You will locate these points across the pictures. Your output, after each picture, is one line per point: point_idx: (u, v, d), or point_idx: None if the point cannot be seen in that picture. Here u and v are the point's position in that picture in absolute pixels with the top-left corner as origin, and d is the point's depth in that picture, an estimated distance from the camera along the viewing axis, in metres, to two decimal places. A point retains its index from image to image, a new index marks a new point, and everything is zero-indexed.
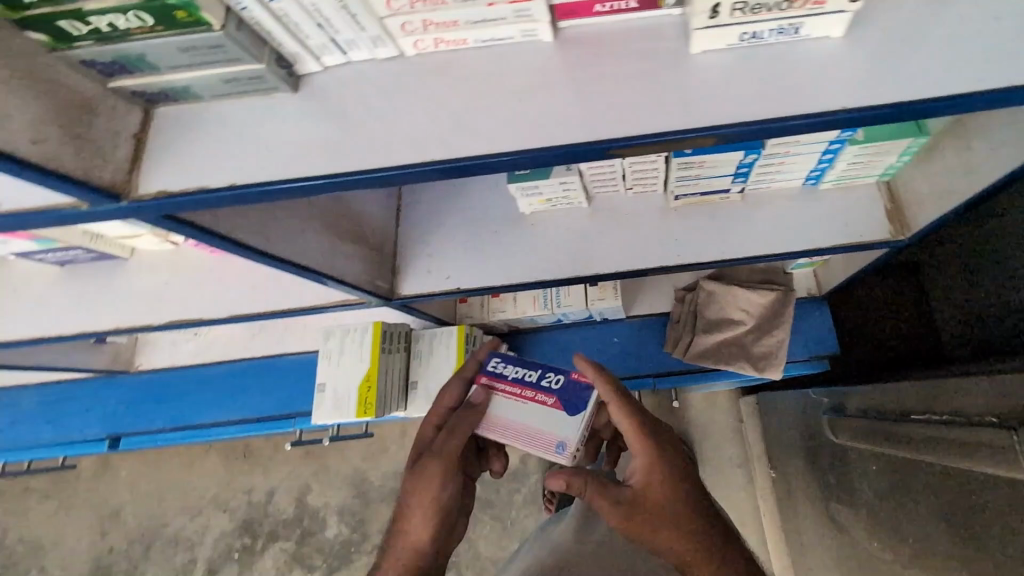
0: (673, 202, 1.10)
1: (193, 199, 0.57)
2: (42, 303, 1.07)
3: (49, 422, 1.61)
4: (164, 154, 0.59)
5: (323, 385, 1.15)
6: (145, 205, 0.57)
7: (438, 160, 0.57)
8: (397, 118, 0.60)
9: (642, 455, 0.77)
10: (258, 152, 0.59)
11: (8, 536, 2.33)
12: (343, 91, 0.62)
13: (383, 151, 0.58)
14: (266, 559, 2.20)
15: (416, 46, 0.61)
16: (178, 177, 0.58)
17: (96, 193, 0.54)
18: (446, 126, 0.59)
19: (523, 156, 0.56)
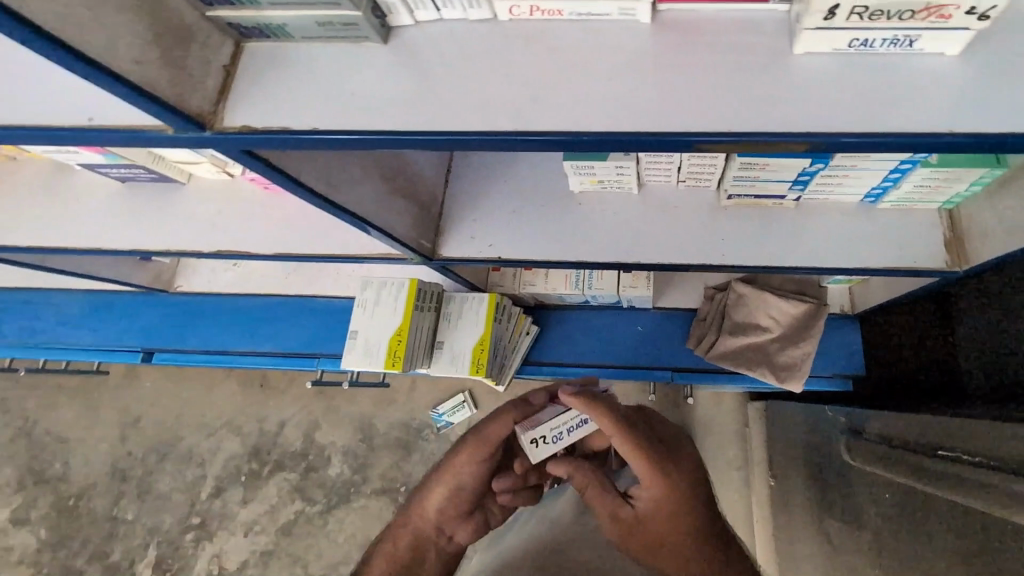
0: (725, 201, 1.08)
1: (273, 138, 0.58)
2: (101, 216, 1.13)
3: (90, 326, 1.69)
4: (252, 90, 0.60)
5: (356, 333, 1.18)
6: (227, 137, 0.58)
7: (516, 130, 0.57)
8: (485, 82, 0.59)
9: (650, 480, 0.77)
10: (341, 100, 0.60)
11: (38, 427, 2.48)
12: (431, 48, 0.62)
13: (462, 113, 0.58)
14: (271, 485, 2.31)
15: (512, 12, 0.61)
16: (263, 115, 0.59)
17: (184, 119, 0.55)
18: (527, 96, 0.58)
19: (608, 139, 0.56)
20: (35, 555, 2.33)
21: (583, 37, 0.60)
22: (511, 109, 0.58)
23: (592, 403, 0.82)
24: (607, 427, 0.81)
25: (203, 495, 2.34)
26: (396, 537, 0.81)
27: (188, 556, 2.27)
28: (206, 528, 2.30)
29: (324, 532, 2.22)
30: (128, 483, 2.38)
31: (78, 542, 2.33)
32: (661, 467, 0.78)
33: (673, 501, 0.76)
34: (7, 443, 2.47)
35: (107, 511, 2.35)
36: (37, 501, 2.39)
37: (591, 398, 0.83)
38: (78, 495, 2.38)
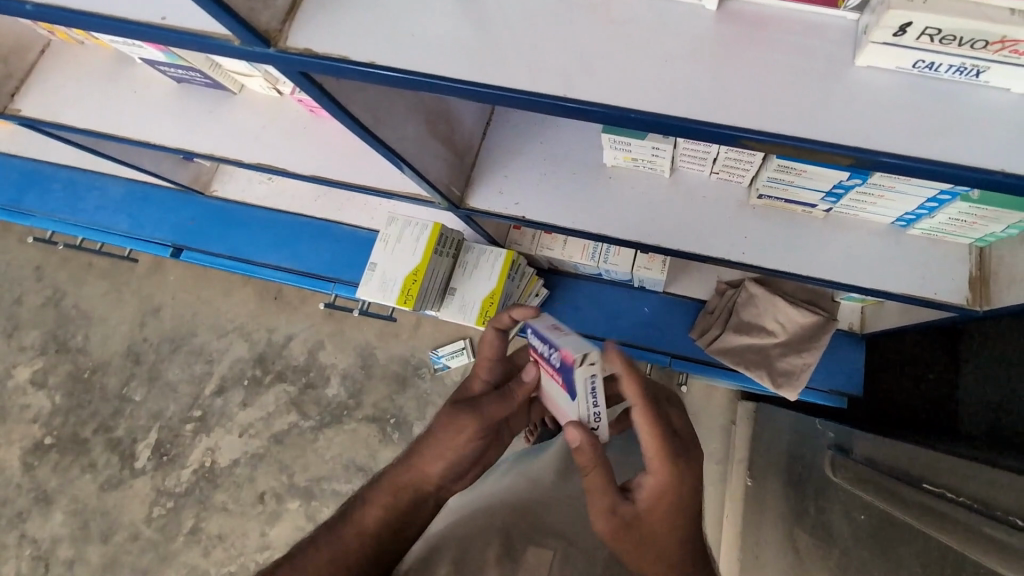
0: (755, 200, 1.08)
1: (332, 64, 0.60)
2: (152, 110, 1.17)
3: (127, 214, 1.76)
4: (319, 16, 0.62)
5: (374, 265, 1.23)
6: (289, 58, 0.60)
7: (566, 97, 0.59)
8: (546, 45, 0.61)
9: (661, 472, 0.74)
10: (402, 39, 0.61)
11: (65, 299, 2.61)
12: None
13: (516, 71, 0.60)
14: (271, 394, 2.43)
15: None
16: (327, 40, 0.61)
17: (252, 35, 0.58)
18: (580, 63, 0.60)
19: (656, 121, 0.57)
20: (48, 417, 2.50)
21: (650, 14, 0.61)
22: (567, 75, 0.59)
23: (629, 372, 0.75)
24: (633, 403, 0.75)
25: (207, 391, 2.47)
26: (390, 481, 0.79)
27: (185, 444, 2.43)
28: (206, 422, 2.44)
29: (313, 447, 2.35)
30: (140, 368, 2.52)
31: (88, 412, 2.50)
32: (674, 463, 0.74)
33: (675, 500, 0.74)
34: (35, 309, 2.61)
35: (118, 389, 2.51)
36: (56, 368, 2.55)
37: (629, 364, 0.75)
38: (94, 369, 2.54)
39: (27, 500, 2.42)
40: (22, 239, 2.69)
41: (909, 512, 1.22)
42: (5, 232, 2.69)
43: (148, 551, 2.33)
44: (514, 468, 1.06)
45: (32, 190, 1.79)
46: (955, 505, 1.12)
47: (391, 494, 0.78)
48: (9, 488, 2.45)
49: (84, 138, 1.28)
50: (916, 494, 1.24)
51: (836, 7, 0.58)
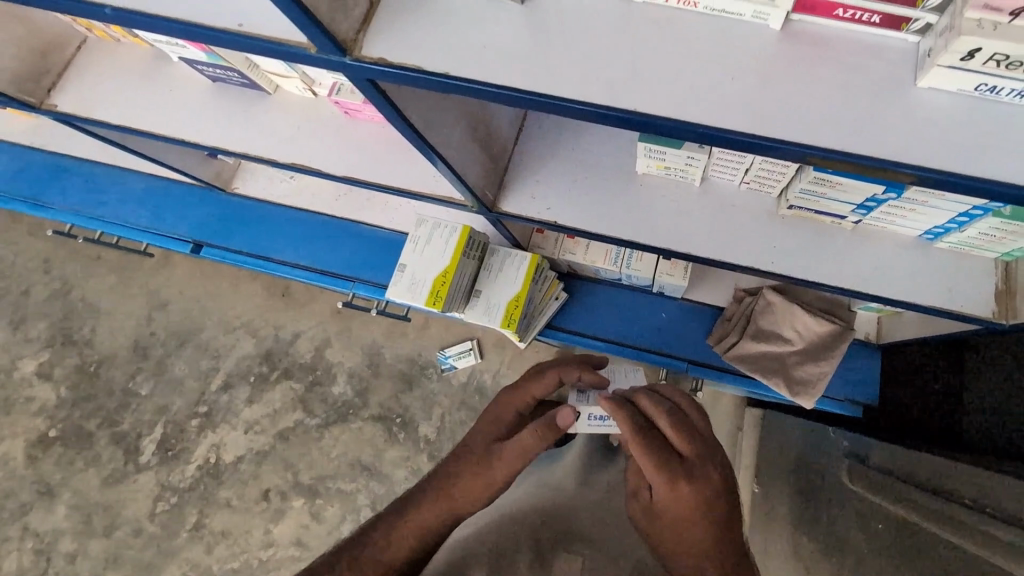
0: (785, 210, 1.09)
1: (405, 74, 0.62)
2: (183, 108, 1.18)
3: (148, 209, 1.77)
4: (393, 26, 0.63)
5: (404, 266, 1.23)
6: (363, 66, 0.62)
7: (629, 111, 0.60)
8: (612, 57, 0.62)
9: (662, 489, 0.69)
10: (470, 49, 0.62)
11: (74, 292, 2.61)
12: (563, 11, 0.63)
13: (582, 84, 0.61)
14: (277, 391, 2.44)
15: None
16: (401, 49, 0.62)
17: (332, 43, 0.59)
18: (643, 77, 0.61)
19: (724, 136, 0.58)
20: (53, 409, 2.50)
21: (714, 30, 0.62)
22: (633, 87, 0.60)
23: (615, 408, 0.75)
24: (625, 430, 0.73)
25: (214, 387, 2.48)
26: (421, 516, 0.74)
27: (191, 440, 2.43)
28: (211, 418, 2.45)
29: (318, 445, 2.36)
30: (146, 362, 2.52)
31: (93, 406, 2.49)
32: (674, 481, 0.69)
33: (688, 521, 0.68)
34: (43, 301, 2.61)
35: (124, 383, 2.51)
36: (62, 361, 2.55)
37: (614, 401, 0.75)
38: (100, 362, 2.54)
39: (31, 493, 2.42)
40: (32, 230, 2.68)
41: (929, 520, 1.25)
42: (15, 223, 2.69)
43: (150, 546, 2.33)
44: (539, 474, 1.07)
45: (55, 182, 1.80)
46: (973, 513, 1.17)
47: (421, 530, 0.73)
48: (13, 480, 2.44)
49: (114, 134, 1.29)
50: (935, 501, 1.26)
51: (898, 30, 0.59)
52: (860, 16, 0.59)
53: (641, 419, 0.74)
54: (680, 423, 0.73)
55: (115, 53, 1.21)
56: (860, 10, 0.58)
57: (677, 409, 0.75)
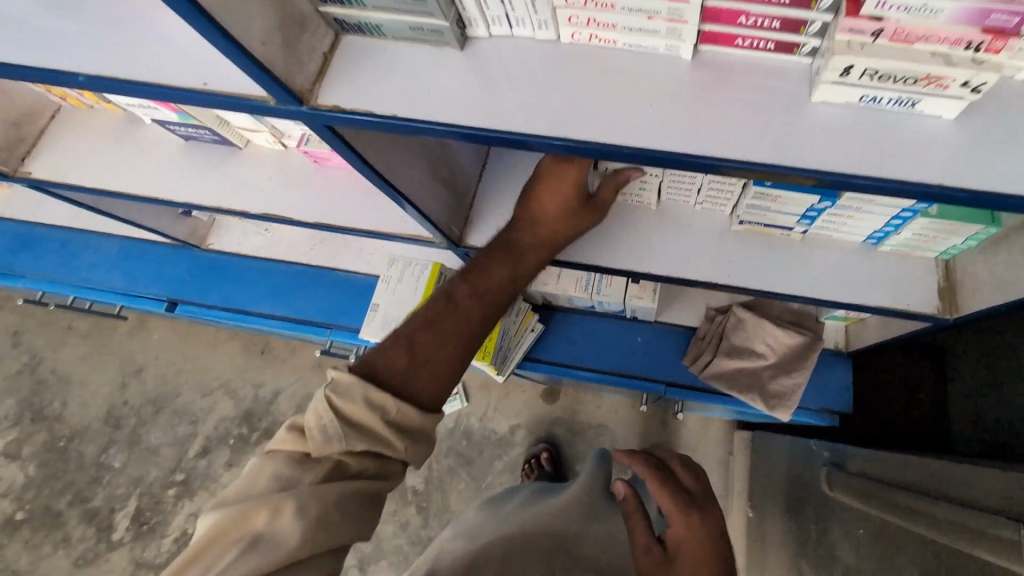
0: (736, 226, 1.16)
1: (357, 118, 0.67)
2: (154, 173, 1.22)
3: (121, 272, 1.77)
4: (346, 77, 0.69)
5: (378, 305, 1.27)
6: (319, 113, 0.67)
7: (563, 137, 0.65)
8: (546, 93, 0.68)
9: (676, 520, 0.84)
10: (416, 92, 0.68)
11: (44, 364, 2.56)
12: (497, 56, 0.70)
13: (518, 117, 0.67)
14: (257, 452, 2.38)
15: (573, 36, 0.69)
16: (353, 97, 0.68)
17: (289, 95, 0.65)
18: (573, 107, 0.67)
19: (653, 155, 0.64)
20: (21, 490, 2.39)
21: (633, 66, 0.69)
22: (568, 116, 0.66)
23: (637, 456, 0.94)
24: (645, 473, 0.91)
25: (191, 452, 2.41)
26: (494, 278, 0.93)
27: (167, 511, 2.33)
28: (188, 486, 2.36)
29: None
30: (120, 433, 2.45)
31: (64, 483, 2.39)
32: (686, 510, 0.85)
33: (694, 550, 0.81)
34: (11, 376, 2.54)
35: (97, 456, 2.42)
36: (31, 438, 2.46)
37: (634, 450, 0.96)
38: (71, 437, 2.45)
39: None
40: (2, 304, 2.65)
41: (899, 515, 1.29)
42: None
43: None
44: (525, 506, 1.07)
45: (27, 251, 1.80)
46: (954, 505, 1.16)
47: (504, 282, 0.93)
48: None
49: (86, 198, 1.32)
50: (917, 501, 1.25)
51: (792, 54, 0.66)
52: (757, 45, 0.66)
53: (659, 465, 0.93)
54: (687, 468, 0.94)
55: (83, 120, 1.27)
56: (756, 39, 0.66)
57: (683, 460, 0.96)
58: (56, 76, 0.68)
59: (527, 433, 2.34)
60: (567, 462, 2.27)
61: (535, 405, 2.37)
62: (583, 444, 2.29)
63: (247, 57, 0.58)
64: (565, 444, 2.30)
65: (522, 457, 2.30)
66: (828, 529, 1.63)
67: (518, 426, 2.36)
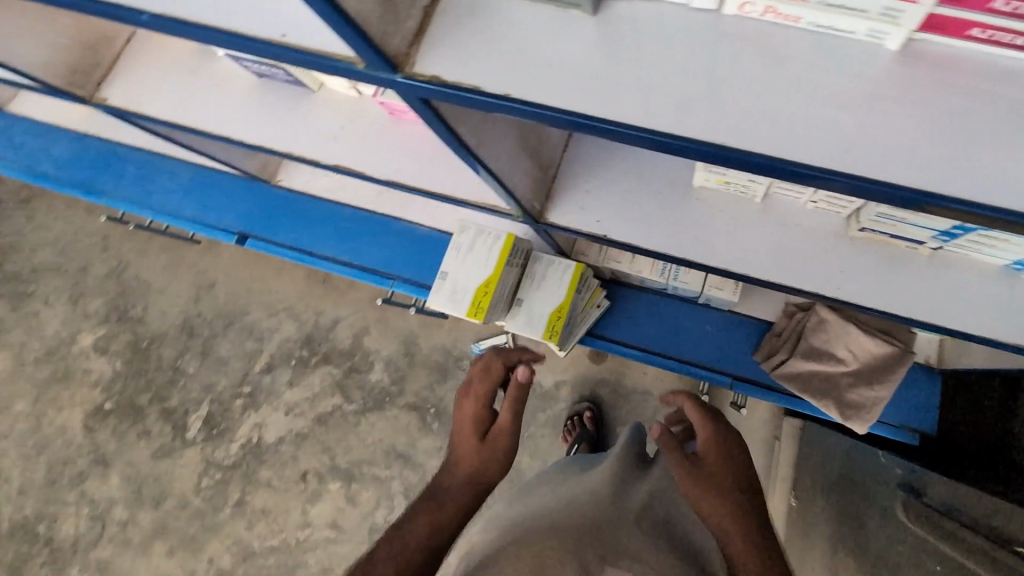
0: (855, 232, 1.00)
1: (458, 93, 0.61)
2: (232, 111, 1.18)
3: (196, 201, 1.80)
4: (453, 40, 0.63)
5: (446, 274, 1.20)
6: (415, 83, 0.62)
7: (712, 143, 0.58)
8: (683, 79, 0.60)
9: (703, 437, 0.87)
10: (541, 66, 0.62)
11: (128, 270, 2.70)
12: (639, 27, 0.62)
13: (650, 107, 0.60)
14: (316, 375, 2.49)
15: (743, 9, 0.60)
16: (459, 68, 0.62)
17: (381, 60, 0.60)
18: (743, 98, 0.59)
19: (799, 170, 0.57)
20: (107, 383, 2.58)
21: (798, 55, 0.60)
22: (703, 112, 0.59)
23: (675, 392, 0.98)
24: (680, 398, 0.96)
25: (257, 368, 2.53)
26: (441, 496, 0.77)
27: (234, 418, 2.49)
28: (254, 398, 2.50)
29: (355, 431, 2.40)
30: (194, 341, 2.60)
31: (145, 381, 2.58)
32: (713, 424, 0.88)
33: (723, 461, 0.84)
34: (100, 278, 2.70)
35: (173, 360, 2.59)
36: (117, 336, 2.63)
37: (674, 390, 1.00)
38: (151, 339, 2.62)
39: (85, 461, 2.49)
40: (91, 210, 2.77)
41: (979, 565, 1.16)
42: (75, 204, 2.79)
43: (195, 519, 2.39)
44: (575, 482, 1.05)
45: (109, 170, 1.85)
46: None
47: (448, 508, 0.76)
48: (68, 448, 2.52)
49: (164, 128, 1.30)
50: (1009, 558, 1.11)
51: None
52: (996, 38, 0.56)
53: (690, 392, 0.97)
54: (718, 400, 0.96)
55: (161, 45, 1.22)
56: (997, 32, 0.55)
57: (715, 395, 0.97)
58: (117, 12, 0.62)
59: (572, 392, 2.32)
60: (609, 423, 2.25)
61: (582, 365, 2.33)
62: (627, 409, 2.25)
63: (340, 16, 0.53)
64: (609, 407, 2.27)
65: (564, 414, 2.29)
66: (886, 551, 1.50)
67: (564, 384, 2.34)
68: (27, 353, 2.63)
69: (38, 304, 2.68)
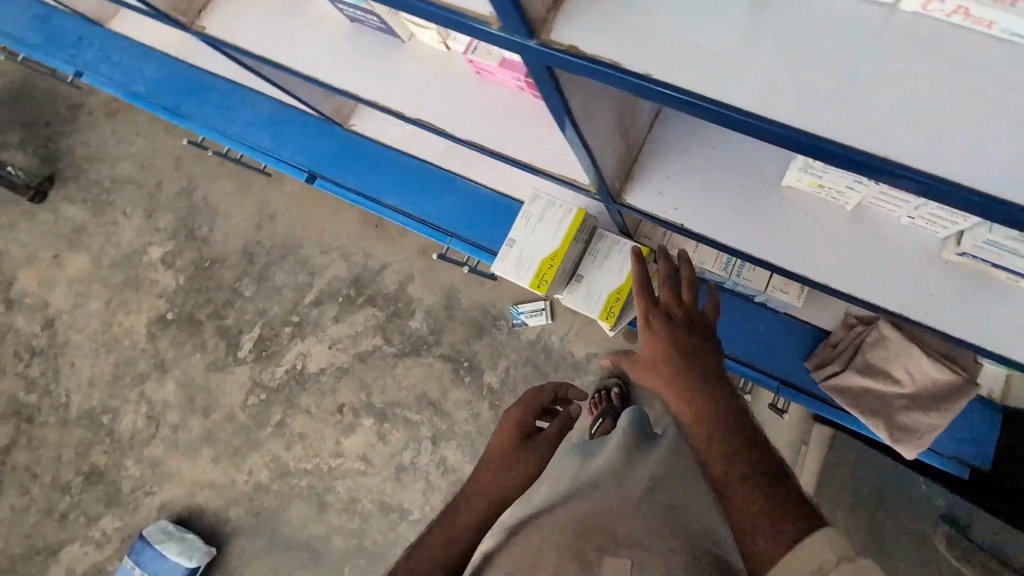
0: (952, 255, 0.94)
1: (586, 65, 0.64)
2: (323, 54, 1.18)
3: (272, 134, 1.85)
4: (591, 11, 0.65)
5: (513, 243, 1.24)
6: (547, 50, 0.65)
7: (855, 149, 0.57)
8: (826, 75, 0.59)
9: (647, 340, 0.88)
10: (682, 47, 0.63)
11: (198, 191, 2.81)
12: (798, 14, 0.61)
13: (795, 102, 0.59)
14: (360, 315, 2.58)
15: (926, 6, 0.57)
16: (593, 40, 0.64)
17: (522, 24, 0.62)
18: (901, 103, 0.57)
19: (945, 188, 0.55)
20: (171, 295, 2.75)
21: (965, 65, 0.57)
22: (839, 111, 0.58)
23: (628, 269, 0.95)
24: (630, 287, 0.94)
25: (306, 300, 2.64)
26: (477, 490, 0.90)
27: (282, 344, 2.63)
28: (301, 328, 2.63)
29: (391, 372, 2.50)
30: (252, 267, 2.71)
31: (205, 298, 2.72)
32: (653, 324, 0.89)
33: (669, 358, 0.86)
34: (171, 195, 2.82)
35: (231, 282, 2.72)
36: (183, 253, 2.78)
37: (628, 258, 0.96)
38: (214, 260, 2.75)
39: (147, 364, 2.69)
40: (169, 129, 2.87)
41: None
42: (153, 121, 2.88)
43: (239, 433, 2.57)
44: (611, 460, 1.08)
45: (195, 96, 1.91)
46: None
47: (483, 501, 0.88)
48: (133, 350, 2.72)
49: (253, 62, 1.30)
50: None
51: None
52: None
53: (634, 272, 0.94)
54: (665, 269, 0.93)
55: None
56: None
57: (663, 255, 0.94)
58: None
59: (602, 366, 2.34)
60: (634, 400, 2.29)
61: (618, 342, 2.33)
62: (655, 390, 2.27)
63: None
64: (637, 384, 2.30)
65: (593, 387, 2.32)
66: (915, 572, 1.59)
67: (596, 357, 2.36)
68: (103, 258, 2.80)
69: (116, 213, 2.83)
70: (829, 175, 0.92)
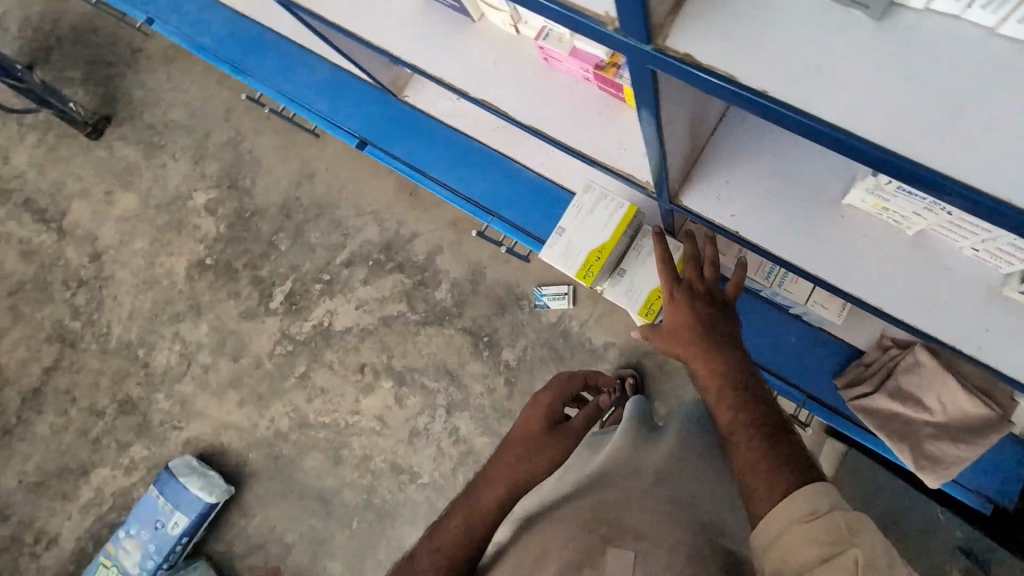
0: (1014, 291, 0.91)
1: (694, 72, 0.67)
2: (394, 26, 1.18)
3: (327, 97, 1.86)
4: (706, 20, 0.68)
5: (563, 231, 1.26)
6: (660, 56, 0.68)
7: (948, 175, 0.59)
8: (936, 102, 0.60)
9: (670, 311, 1.07)
10: (793, 62, 0.65)
11: (244, 143, 2.87)
12: (919, 42, 0.62)
13: (902, 124, 0.61)
14: (388, 280, 2.62)
15: None
16: (704, 48, 0.67)
17: (644, 31, 0.66)
18: (1010, 136, 0.58)
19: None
20: (211, 241, 2.83)
21: None
22: (939, 141, 0.59)
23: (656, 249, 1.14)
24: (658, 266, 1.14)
25: (338, 260, 2.70)
26: (496, 482, 0.95)
27: (311, 300, 2.69)
28: (331, 286, 2.68)
29: (413, 339, 2.55)
30: (290, 222, 2.77)
31: (242, 248, 2.80)
32: (674, 296, 1.07)
33: (688, 326, 1.02)
34: (219, 144, 2.88)
35: (268, 235, 2.78)
36: (225, 202, 2.84)
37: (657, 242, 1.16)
38: (254, 212, 2.81)
39: (183, 305, 2.80)
40: (221, 79, 2.91)
41: None
42: (207, 69, 2.92)
43: (264, 381, 2.67)
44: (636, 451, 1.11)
45: (254, 52, 1.93)
46: None
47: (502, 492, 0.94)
48: (171, 291, 2.82)
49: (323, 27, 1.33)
50: None
51: None
52: None
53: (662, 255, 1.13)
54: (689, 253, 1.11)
55: None
56: None
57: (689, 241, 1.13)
58: None
59: (620, 356, 2.36)
60: (648, 393, 2.31)
61: None
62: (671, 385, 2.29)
63: None
64: (651, 376, 2.33)
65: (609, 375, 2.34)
66: None
67: (615, 347, 2.37)
68: (149, 199, 2.89)
69: (166, 156, 2.91)
70: (898, 199, 0.89)
